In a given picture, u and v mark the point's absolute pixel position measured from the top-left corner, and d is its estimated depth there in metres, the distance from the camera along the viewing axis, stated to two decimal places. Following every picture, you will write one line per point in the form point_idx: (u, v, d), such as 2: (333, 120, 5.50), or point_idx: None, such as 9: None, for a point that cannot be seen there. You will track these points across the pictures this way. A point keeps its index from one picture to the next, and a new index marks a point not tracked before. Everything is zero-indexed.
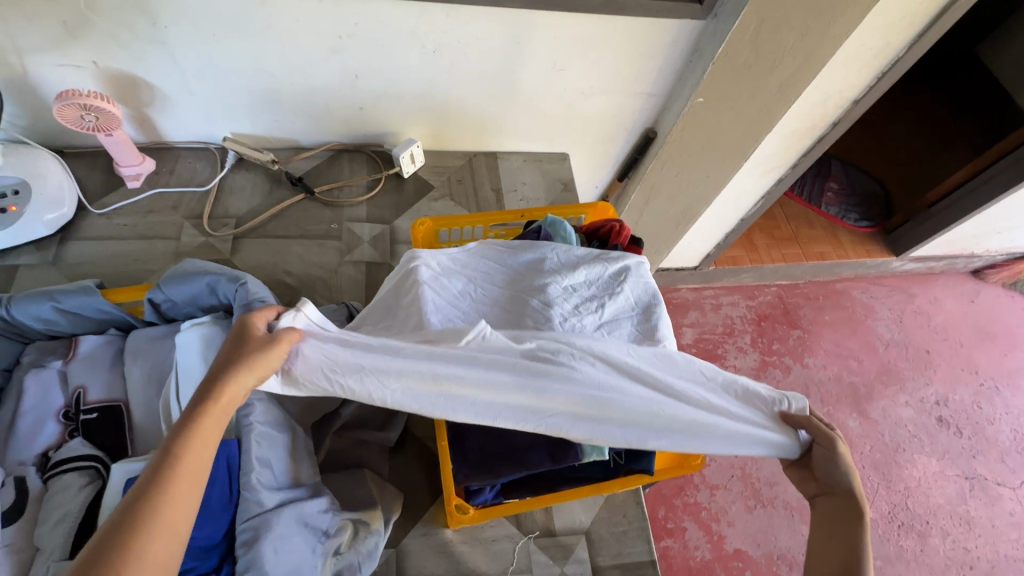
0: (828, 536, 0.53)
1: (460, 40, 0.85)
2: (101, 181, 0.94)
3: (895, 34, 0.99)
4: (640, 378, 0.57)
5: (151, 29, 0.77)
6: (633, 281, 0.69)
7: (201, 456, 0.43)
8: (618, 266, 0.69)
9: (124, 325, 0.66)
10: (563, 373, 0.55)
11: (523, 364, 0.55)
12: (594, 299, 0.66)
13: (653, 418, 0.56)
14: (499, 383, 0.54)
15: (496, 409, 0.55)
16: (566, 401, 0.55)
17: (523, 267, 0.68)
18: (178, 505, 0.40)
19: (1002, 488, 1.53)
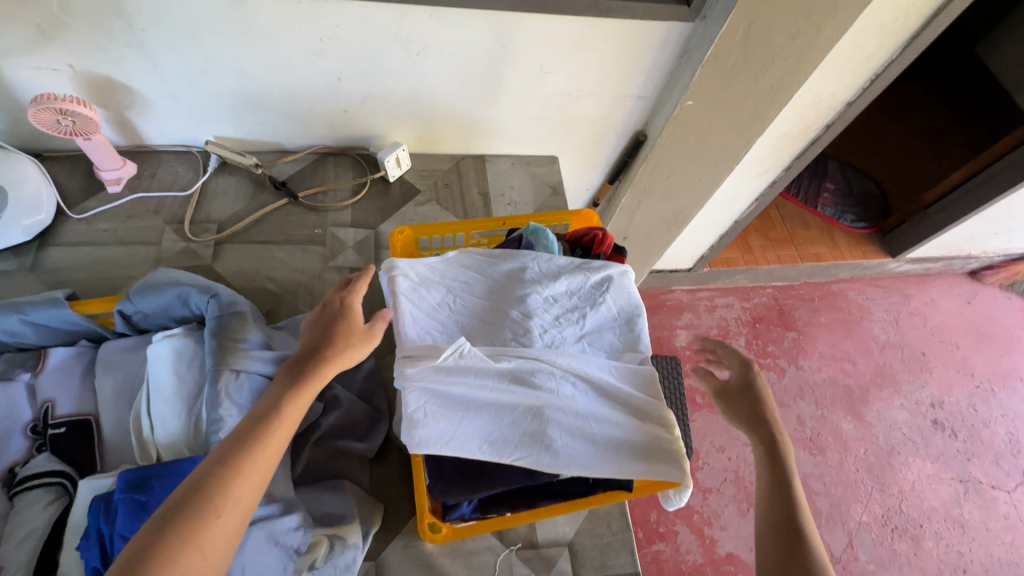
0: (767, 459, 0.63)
1: (443, 42, 0.84)
2: (82, 185, 0.93)
3: (889, 36, 0.97)
4: (618, 404, 0.60)
5: (128, 31, 0.76)
6: (616, 291, 0.67)
7: (290, 421, 0.49)
8: (600, 275, 0.68)
9: (96, 336, 0.65)
10: (538, 399, 0.58)
11: (502, 392, 0.58)
12: (576, 310, 0.65)
13: (625, 442, 0.57)
14: (485, 407, 0.57)
15: (474, 437, 0.56)
16: (548, 422, 0.57)
17: (503, 279, 0.66)
18: (261, 466, 0.46)
19: (997, 491, 1.52)
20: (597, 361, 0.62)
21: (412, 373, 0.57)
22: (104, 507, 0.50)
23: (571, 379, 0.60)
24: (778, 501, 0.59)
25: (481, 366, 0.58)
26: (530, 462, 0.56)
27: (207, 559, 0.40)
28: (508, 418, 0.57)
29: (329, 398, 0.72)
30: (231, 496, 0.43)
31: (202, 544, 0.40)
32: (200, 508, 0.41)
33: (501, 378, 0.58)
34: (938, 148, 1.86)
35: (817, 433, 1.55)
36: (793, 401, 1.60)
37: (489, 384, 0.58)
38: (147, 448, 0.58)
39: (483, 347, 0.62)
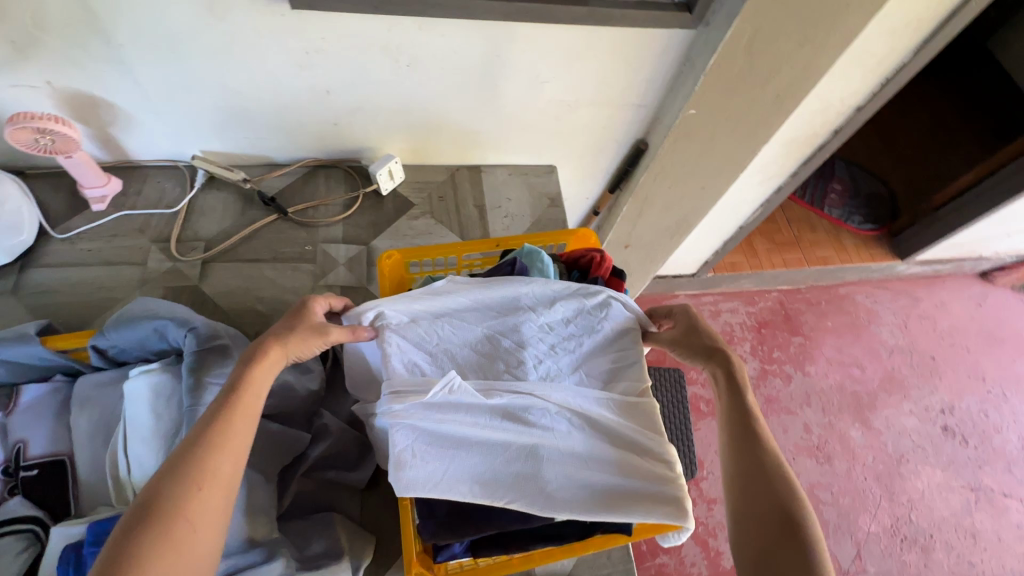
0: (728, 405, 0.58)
1: (435, 53, 0.80)
2: (65, 203, 0.90)
3: (901, 39, 0.93)
4: (598, 433, 0.57)
5: (105, 47, 0.73)
6: (613, 315, 0.64)
7: (252, 394, 0.50)
8: (599, 298, 0.64)
9: (72, 370, 0.62)
10: (531, 435, 0.55)
11: (494, 430, 0.55)
12: (572, 339, 0.62)
13: (623, 450, 0.56)
14: (475, 443, 0.55)
15: (465, 480, 0.53)
16: (539, 458, 0.54)
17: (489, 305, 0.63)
18: (236, 438, 0.47)
19: (1009, 500, 1.48)
20: (588, 393, 0.59)
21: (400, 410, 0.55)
22: (76, 557, 0.48)
23: (563, 414, 0.57)
24: (744, 446, 0.54)
25: (470, 403, 0.56)
26: (526, 506, 0.52)
27: (198, 530, 0.41)
28: (500, 457, 0.54)
29: (318, 427, 0.71)
30: (210, 468, 0.44)
31: (190, 516, 0.41)
32: (182, 479, 0.42)
33: (492, 415, 0.56)
34: (949, 147, 1.81)
35: (824, 442, 1.52)
36: (800, 408, 1.57)
37: (479, 421, 0.55)
38: (124, 490, 0.55)
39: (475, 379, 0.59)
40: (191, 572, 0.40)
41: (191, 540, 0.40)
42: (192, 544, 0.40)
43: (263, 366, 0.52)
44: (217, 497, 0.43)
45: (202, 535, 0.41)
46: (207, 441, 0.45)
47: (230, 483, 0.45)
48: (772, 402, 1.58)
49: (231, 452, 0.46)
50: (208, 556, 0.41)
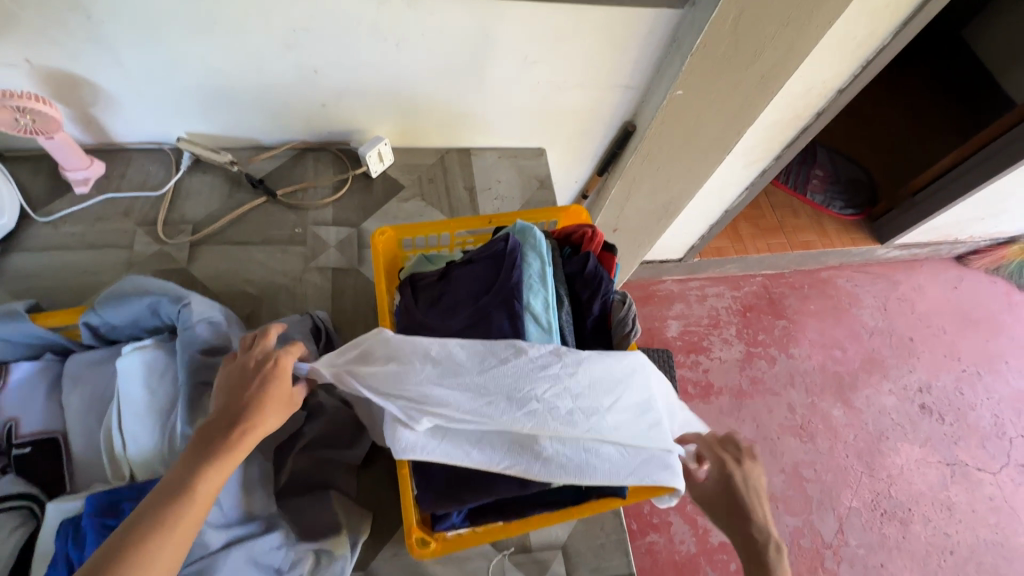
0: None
1: (423, 32, 0.80)
2: (46, 186, 0.89)
3: (880, 21, 0.95)
4: (598, 416, 0.56)
5: (86, 24, 0.72)
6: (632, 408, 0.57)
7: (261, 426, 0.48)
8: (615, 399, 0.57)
9: (62, 349, 0.62)
10: (531, 407, 0.54)
11: (492, 401, 0.55)
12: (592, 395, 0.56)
13: (625, 420, 0.57)
14: (471, 408, 0.55)
15: (462, 444, 0.54)
16: (535, 422, 0.54)
17: (486, 383, 0.55)
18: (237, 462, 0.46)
19: (982, 473, 1.54)
20: (597, 397, 0.57)
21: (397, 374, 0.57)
22: (74, 530, 0.48)
23: (568, 393, 0.56)
24: None
25: (462, 377, 0.56)
26: (523, 469, 0.53)
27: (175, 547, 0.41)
28: (498, 420, 0.54)
29: (312, 406, 0.71)
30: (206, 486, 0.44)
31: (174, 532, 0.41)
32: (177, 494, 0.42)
33: (492, 387, 0.55)
34: (926, 134, 1.86)
35: (807, 421, 1.56)
36: (784, 389, 1.61)
37: (477, 391, 0.55)
38: (119, 465, 0.55)
39: (466, 386, 0.55)
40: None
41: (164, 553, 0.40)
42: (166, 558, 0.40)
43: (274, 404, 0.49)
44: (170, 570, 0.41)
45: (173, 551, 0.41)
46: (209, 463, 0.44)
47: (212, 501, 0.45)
48: (757, 383, 1.61)
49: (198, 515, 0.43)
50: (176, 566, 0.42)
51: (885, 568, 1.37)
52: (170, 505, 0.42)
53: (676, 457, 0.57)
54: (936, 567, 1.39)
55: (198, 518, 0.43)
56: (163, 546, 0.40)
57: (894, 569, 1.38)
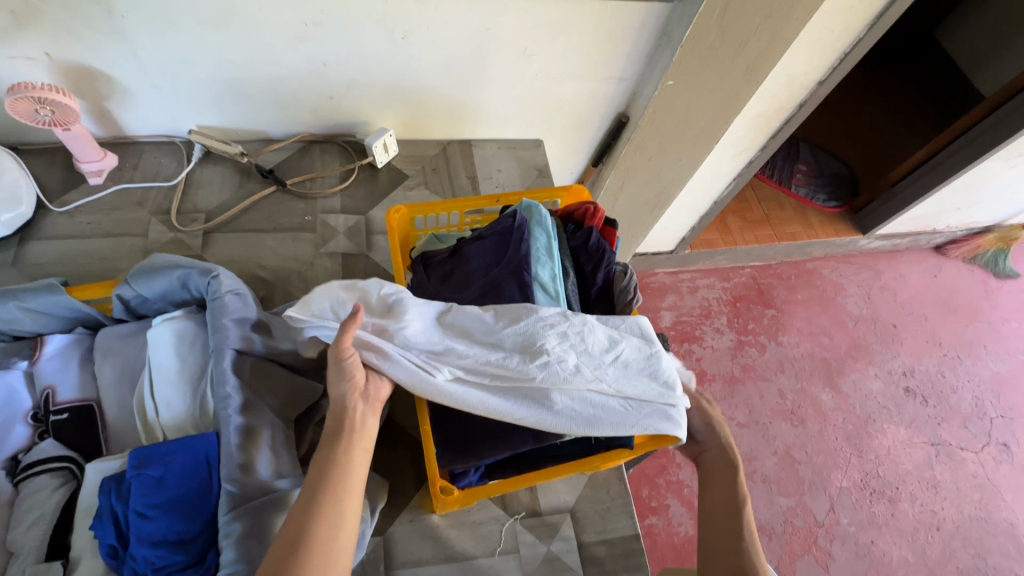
0: (717, 481, 0.65)
1: (427, 26, 0.84)
2: (60, 178, 0.91)
3: (855, 16, 1.01)
4: (603, 375, 0.60)
5: (107, 18, 0.75)
6: (635, 363, 0.62)
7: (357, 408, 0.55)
8: (618, 353, 0.62)
9: (92, 323, 0.68)
10: (544, 360, 0.58)
11: (506, 355, 0.59)
12: (599, 352, 0.61)
13: (627, 376, 0.61)
14: (484, 363, 0.59)
15: (479, 396, 0.58)
16: (545, 378, 0.58)
17: (500, 341, 0.60)
18: (354, 438, 0.53)
19: (965, 452, 1.59)
20: (601, 358, 0.61)
21: (414, 327, 0.60)
22: (116, 485, 0.52)
23: (575, 350, 0.60)
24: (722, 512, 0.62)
25: (478, 338, 0.61)
26: (531, 419, 0.57)
27: (339, 514, 0.48)
28: (509, 375, 0.59)
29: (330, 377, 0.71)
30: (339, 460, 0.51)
31: (326, 500, 0.48)
32: (321, 472, 0.50)
33: (508, 341, 0.60)
34: (903, 130, 1.94)
35: (797, 405, 1.62)
36: (774, 375, 1.66)
37: (493, 347, 0.60)
38: (152, 430, 0.59)
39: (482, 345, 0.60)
40: (338, 540, 0.47)
41: (327, 517, 0.47)
42: (328, 522, 0.47)
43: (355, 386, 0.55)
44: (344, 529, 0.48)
45: (344, 515, 0.49)
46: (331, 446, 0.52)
47: (355, 473, 0.51)
48: (748, 370, 1.67)
49: (351, 487, 0.50)
50: (348, 525, 0.49)
51: (875, 545, 1.42)
52: (319, 483, 0.49)
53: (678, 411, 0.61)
54: (923, 543, 1.44)
55: (346, 488, 0.50)
56: (325, 511, 0.48)
57: (883, 546, 1.43)
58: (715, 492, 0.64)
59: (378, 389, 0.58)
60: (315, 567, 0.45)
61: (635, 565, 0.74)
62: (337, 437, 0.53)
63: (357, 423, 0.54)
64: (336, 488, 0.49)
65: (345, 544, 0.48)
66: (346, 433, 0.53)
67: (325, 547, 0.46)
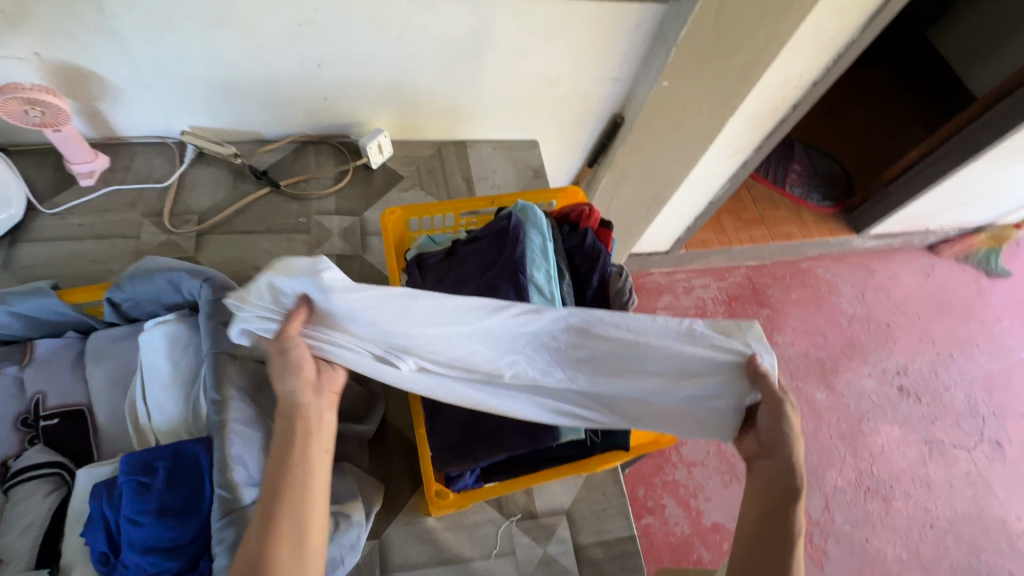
0: (766, 501, 0.52)
1: (423, 26, 0.84)
2: (51, 179, 0.90)
3: (849, 17, 1.01)
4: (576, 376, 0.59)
5: (98, 17, 0.74)
6: (617, 365, 0.58)
7: (311, 410, 0.52)
8: (597, 354, 0.58)
9: (84, 327, 0.67)
10: (514, 359, 0.59)
11: (477, 350, 0.58)
12: (574, 353, 0.59)
13: (603, 378, 0.59)
14: (454, 356, 0.58)
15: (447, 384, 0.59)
16: (514, 375, 0.59)
17: (469, 336, 0.57)
18: (311, 445, 0.51)
19: (958, 450, 1.60)
20: (577, 358, 0.59)
21: (374, 319, 0.53)
22: (108, 491, 0.52)
23: (548, 350, 0.59)
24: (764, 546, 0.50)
25: (445, 331, 0.56)
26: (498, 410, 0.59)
27: (302, 528, 0.47)
28: (479, 368, 0.58)
29: None
30: (297, 471, 0.49)
31: (287, 516, 0.47)
32: (279, 486, 0.48)
33: (476, 338, 0.57)
34: (897, 130, 1.95)
35: None
36: None
37: (462, 340, 0.57)
38: (144, 435, 0.59)
39: (450, 338, 0.57)
40: (304, 554, 0.47)
41: (290, 534, 0.46)
42: (291, 537, 0.46)
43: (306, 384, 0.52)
44: (310, 540, 0.47)
45: (309, 527, 0.48)
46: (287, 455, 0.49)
47: (316, 480, 0.50)
48: None
49: (314, 496, 0.49)
50: (314, 536, 0.48)
51: (869, 543, 1.43)
52: (278, 497, 0.47)
53: (662, 415, 0.58)
54: (917, 541, 1.45)
55: (307, 499, 0.48)
56: (287, 527, 0.46)
57: (878, 543, 1.44)
58: (760, 514, 0.52)
59: (333, 379, 0.55)
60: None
61: (631, 566, 0.74)
62: (292, 442, 0.50)
63: (312, 426, 0.52)
64: (296, 502, 0.48)
65: (313, 553, 0.47)
66: (302, 438, 0.50)
67: (292, 567, 0.45)
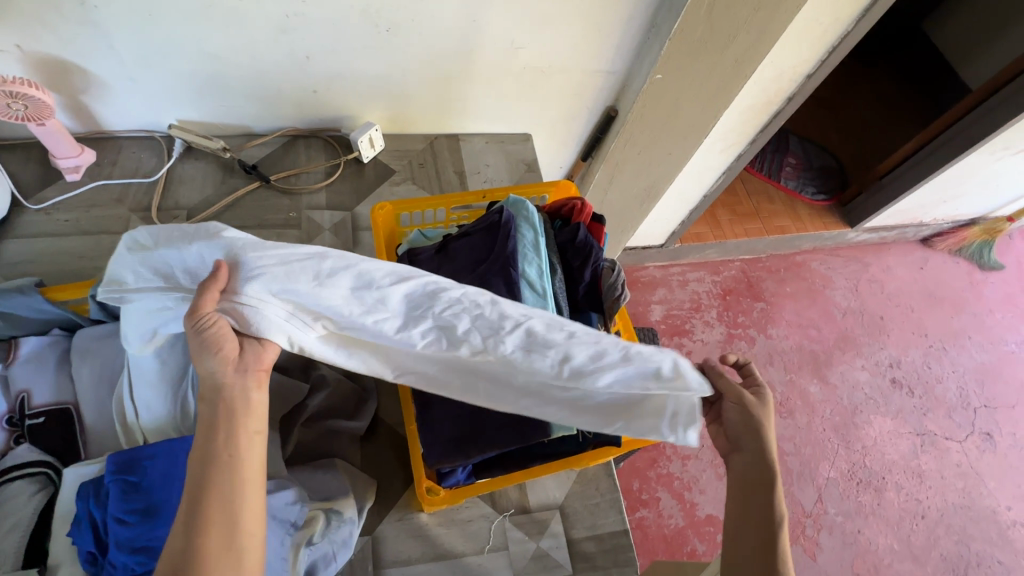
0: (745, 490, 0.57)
1: (413, 18, 0.83)
2: (36, 174, 0.89)
3: (843, 9, 1.01)
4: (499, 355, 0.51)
5: (80, 9, 0.73)
6: (544, 345, 0.50)
7: (238, 392, 0.49)
8: (523, 331, 0.50)
9: (69, 324, 0.66)
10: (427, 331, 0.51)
11: (386, 319, 0.50)
12: (495, 331, 0.50)
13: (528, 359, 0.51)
14: (361, 325, 0.50)
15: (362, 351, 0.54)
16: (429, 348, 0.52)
17: (376, 304, 0.49)
18: (240, 429, 0.48)
19: (950, 442, 1.62)
20: (498, 334, 0.50)
21: (281, 279, 0.47)
22: (94, 490, 0.52)
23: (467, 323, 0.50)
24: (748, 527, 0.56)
25: (353, 296, 0.49)
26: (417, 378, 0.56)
27: (233, 515, 0.46)
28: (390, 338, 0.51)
29: (316, 378, 0.75)
30: (224, 458, 0.47)
31: (214, 504, 0.45)
32: (207, 475, 0.46)
33: (386, 303, 0.50)
34: (892, 123, 1.95)
35: (786, 398, 1.63)
36: (763, 367, 1.68)
37: (370, 306, 0.49)
38: (133, 433, 0.59)
39: (356, 305, 0.49)
40: (238, 539, 0.46)
41: (218, 523, 0.45)
42: (219, 526, 0.45)
43: (227, 365, 0.48)
44: (241, 527, 0.46)
45: (243, 513, 0.47)
46: (213, 441, 0.47)
47: (245, 465, 0.48)
48: None
49: (244, 481, 0.47)
50: (250, 521, 0.47)
51: (861, 534, 1.45)
52: (206, 486, 0.46)
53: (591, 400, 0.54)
54: (909, 531, 1.47)
55: (235, 486, 0.47)
56: (218, 514, 0.45)
57: (870, 534, 1.45)
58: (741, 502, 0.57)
59: (261, 354, 0.50)
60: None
61: (625, 560, 0.74)
62: (216, 425, 0.48)
63: (235, 410, 0.49)
64: (224, 489, 0.46)
65: (248, 538, 0.47)
66: (225, 420, 0.48)
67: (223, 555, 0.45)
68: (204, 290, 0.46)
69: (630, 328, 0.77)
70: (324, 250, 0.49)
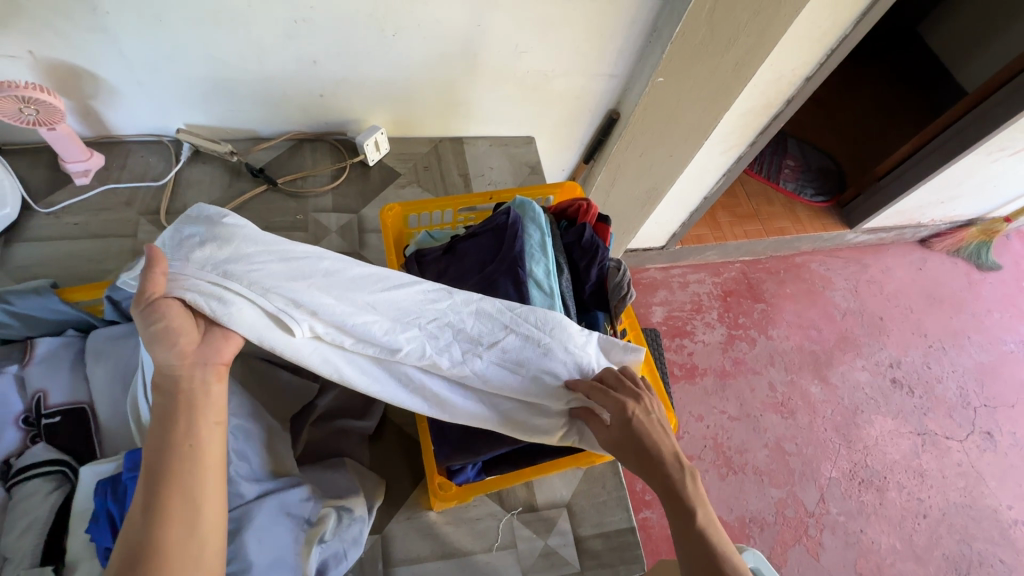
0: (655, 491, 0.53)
1: (419, 22, 0.84)
2: (45, 178, 0.90)
3: (842, 12, 1.02)
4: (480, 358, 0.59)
5: (91, 15, 0.74)
6: (523, 350, 0.59)
7: (193, 383, 0.50)
8: (509, 334, 0.60)
9: (83, 325, 0.67)
10: (415, 335, 0.58)
11: (376, 321, 0.57)
12: (481, 337, 0.60)
13: (504, 361, 0.59)
14: (347, 329, 0.55)
15: (339, 361, 0.57)
16: (410, 353, 0.58)
17: (365, 309, 0.57)
18: (200, 419, 0.49)
19: (950, 441, 1.62)
20: (482, 337, 0.60)
21: (274, 266, 0.54)
22: (113, 487, 0.52)
23: (454, 330, 0.60)
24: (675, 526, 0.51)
25: (344, 298, 0.56)
26: (384, 388, 0.59)
27: (195, 504, 0.46)
28: (372, 344, 0.57)
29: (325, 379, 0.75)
30: (183, 448, 0.47)
31: (173, 493, 0.45)
32: (165, 464, 0.46)
33: (376, 308, 0.58)
34: (888, 125, 1.96)
35: (787, 398, 1.64)
36: (765, 368, 1.68)
37: (363, 306, 0.57)
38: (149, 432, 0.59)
39: (347, 307, 0.56)
40: (198, 527, 0.46)
41: (178, 511, 0.45)
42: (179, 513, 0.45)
43: (185, 357, 0.50)
44: (200, 515, 0.46)
45: (202, 501, 0.47)
46: (170, 432, 0.47)
47: (204, 453, 0.48)
48: (739, 363, 1.69)
49: (205, 469, 0.48)
50: (211, 508, 0.47)
51: (864, 533, 1.45)
52: (166, 475, 0.46)
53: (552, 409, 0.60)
54: (911, 530, 1.47)
55: (194, 474, 0.47)
56: (177, 503, 0.45)
57: (872, 534, 1.45)
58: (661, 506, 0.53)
59: (221, 349, 0.52)
60: (177, 570, 0.43)
61: (631, 558, 0.74)
62: (175, 416, 0.48)
63: (191, 401, 0.49)
64: (182, 478, 0.46)
65: (209, 526, 0.46)
66: (185, 412, 0.48)
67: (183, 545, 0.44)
68: (153, 268, 0.49)
69: (637, 327, 0.78)
70: (323, 256, 0.58)
